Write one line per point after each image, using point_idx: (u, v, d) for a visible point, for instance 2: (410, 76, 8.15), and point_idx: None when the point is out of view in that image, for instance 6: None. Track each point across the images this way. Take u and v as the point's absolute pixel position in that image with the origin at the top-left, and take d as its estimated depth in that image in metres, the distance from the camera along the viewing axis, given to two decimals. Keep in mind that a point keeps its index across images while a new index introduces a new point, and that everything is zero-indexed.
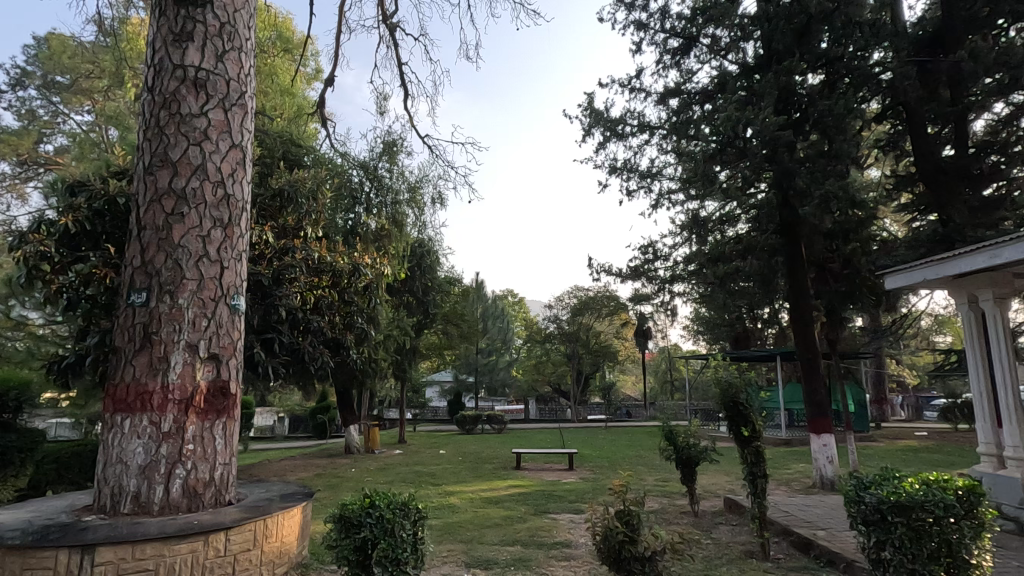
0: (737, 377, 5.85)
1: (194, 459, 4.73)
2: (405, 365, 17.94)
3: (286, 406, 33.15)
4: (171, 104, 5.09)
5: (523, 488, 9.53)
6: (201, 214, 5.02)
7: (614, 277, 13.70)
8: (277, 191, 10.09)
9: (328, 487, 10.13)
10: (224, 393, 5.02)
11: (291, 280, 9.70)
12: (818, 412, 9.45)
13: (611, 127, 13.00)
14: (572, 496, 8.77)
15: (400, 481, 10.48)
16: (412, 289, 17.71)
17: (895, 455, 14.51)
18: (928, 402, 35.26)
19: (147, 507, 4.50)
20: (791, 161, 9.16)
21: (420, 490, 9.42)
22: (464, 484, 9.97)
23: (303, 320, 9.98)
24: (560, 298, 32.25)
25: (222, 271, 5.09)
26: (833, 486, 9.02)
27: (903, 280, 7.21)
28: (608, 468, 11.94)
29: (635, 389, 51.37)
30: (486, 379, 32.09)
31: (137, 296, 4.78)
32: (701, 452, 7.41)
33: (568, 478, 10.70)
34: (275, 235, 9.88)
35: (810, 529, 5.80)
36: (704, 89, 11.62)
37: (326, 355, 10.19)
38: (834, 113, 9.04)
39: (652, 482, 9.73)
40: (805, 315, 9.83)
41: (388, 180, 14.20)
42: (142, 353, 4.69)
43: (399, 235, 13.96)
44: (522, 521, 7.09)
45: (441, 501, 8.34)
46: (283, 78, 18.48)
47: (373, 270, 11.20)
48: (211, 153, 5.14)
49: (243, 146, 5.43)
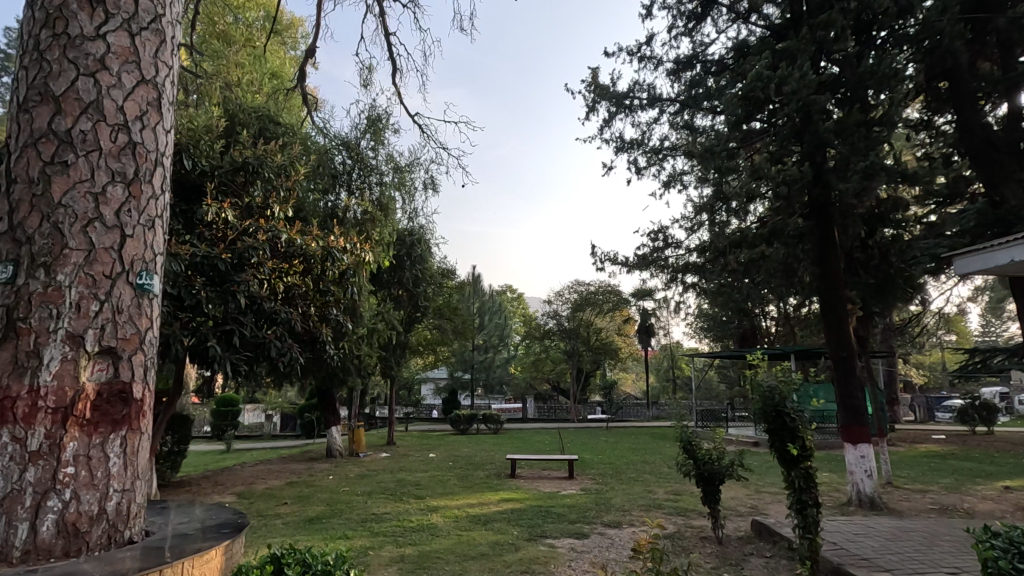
0: (782, 381, 4.58)
1: (75, 487, 3.58)
2: (393, 361, 16.76)
3: (278, 403, 32.14)
4: (55, 22, 3.90)
5: (518, 503, 8.34)
6: (93, 164, 3.86)
7: (619, 267, 12.48)
8: (240, 164, 8.89)
9: (297, 499, 8.95)
10: (125, 399, 3.86)
11: (255, 265, 8.46)
12: (853, 418, 8.27)
13: (617, 100, 11.84)
14: (573, 513, 7.62)
15: (379, 493, 9.30)
16: (401, 280, 16.47)
17: (924, 462, 13.31)
18: (940, 402, 34.02)
19: (3, 555, 3.32)
20: (825, 131, 7.93)
21: (399, 505, 8.24)
22: (451, 497, 8.79)
23: (271, 311, 8.70)
24: (559, 293, 31.01)
25: (124, 241, 3.92)
26: (872, 504, 7.86)
27: (978, 263, 6.03)
28: (612, 477, 10.81)
29: (636, 388, 50.15)
30: (483, 376, 30.80)
31: (2, 270, 3.62)
32: (727, 468, 6.21)
33: (569, 490, 9.53)
34: (237, 213, 8.66)
35: (871, 570, 4.65)
36: (722, 59, 10.46)
37: (296, 351, 8.90)
38: (877, 77, 7.78)
39: (663, 498, 8.56)
40: (840, 306, 8.61)
41: (373, 160, 13.32)
42: (4, 346, 3.53)
43: (385, 222, 12.72)
44: (513, 549, 5.95)
45: (420, 522, 7.15)
46: (267, 57, 17.38)
47: (352, 256, 10.07)
48: (109, 88, 3.97)
49: (157, 84, 4.26)
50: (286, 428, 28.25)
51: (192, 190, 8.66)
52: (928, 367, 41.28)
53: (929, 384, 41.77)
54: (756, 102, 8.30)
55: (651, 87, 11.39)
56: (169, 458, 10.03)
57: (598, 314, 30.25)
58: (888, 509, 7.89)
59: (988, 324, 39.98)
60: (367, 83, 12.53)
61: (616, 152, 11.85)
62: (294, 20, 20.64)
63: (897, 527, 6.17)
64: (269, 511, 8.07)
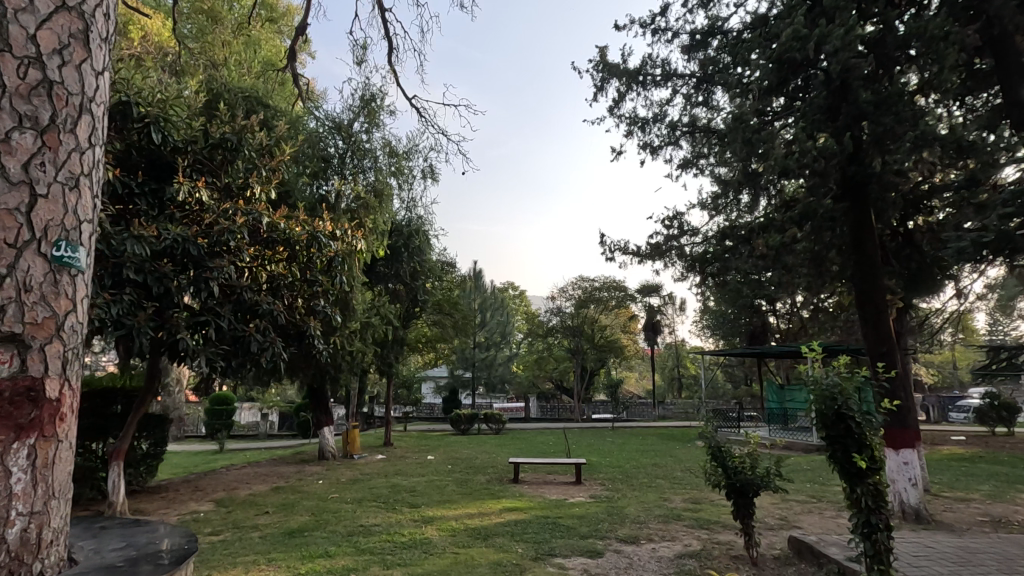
0: (844, 378, 3.80)
1: None
2: (390, 358, 16.00)
3: (276, 401, 31.51)
4: None
5: (522, 513, 7.54)
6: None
7: (629, 257, 11.74)
8: (217, 141, 8.05)
9: (279, 508, 8.14)
10: (33, 400, 2.71)
11: (233, 251, 7.69)
12: (895, 421, 7.48)
13: (628, 78, 11.04)
14: (584, 526, 6.84)
15: (370, 500, 8.50)
16: (398, 273, 15.67)
17: (954, 467, 12.45)
18: (954, 401, 33.10)
19: None
20: (866, 101, 7.06)
21: (391, 515, 7.44)
22: (447, 507, 7.98)
23: (251, 302, 7.97)
24: (563, 290, 30.25)
25: (35, 203, 2.78)
26: (918, 516, 7.04)
27: None
28: (623, 483, 10.03)
29: (640, 386, 49.35)
30: (485, 374, 29.82)
31: None
32: (763, 480, 5.38)
33: (578, 498, 8.71)
34: (213, 193, 7.86)
35: None
36: (739, 30, 9.69)
37: (278, 346, 8.10)
38: (925, 39, 6.84)
39: (682, 508, 7.77)
40: (878, 297, 7.82)
41: (367, 144, 12.48)
42: None
43: (380, 209, 11.89)
44: (517, 571, 5.16)
45: (413, 536, 6.38)
46: (260, 42, 16.62)
47: (342, 243, 9.33)
48: (18, 11, 2.81)
49: (85, 14, 3.10)
50: (282, 426, 27.56)
51: (163, 167, 7.77)
52: (938, 366, 40.23)
53: (940, 383, 40.80)
54: (791, 66, 7.42)
55: (665, 62, 10.62)
56: (144, 462, 9.28)
57: (603, 311, 29.57)
58: (935, 521, 7.07)
59: (996, 324, 39.00)
60: (361, 61, 11.72)
61: (628, 134, 11.09)
62: (290, 7, 19.93)
63: (960, 548, 5.36)
64: (245, 522, 7.26)
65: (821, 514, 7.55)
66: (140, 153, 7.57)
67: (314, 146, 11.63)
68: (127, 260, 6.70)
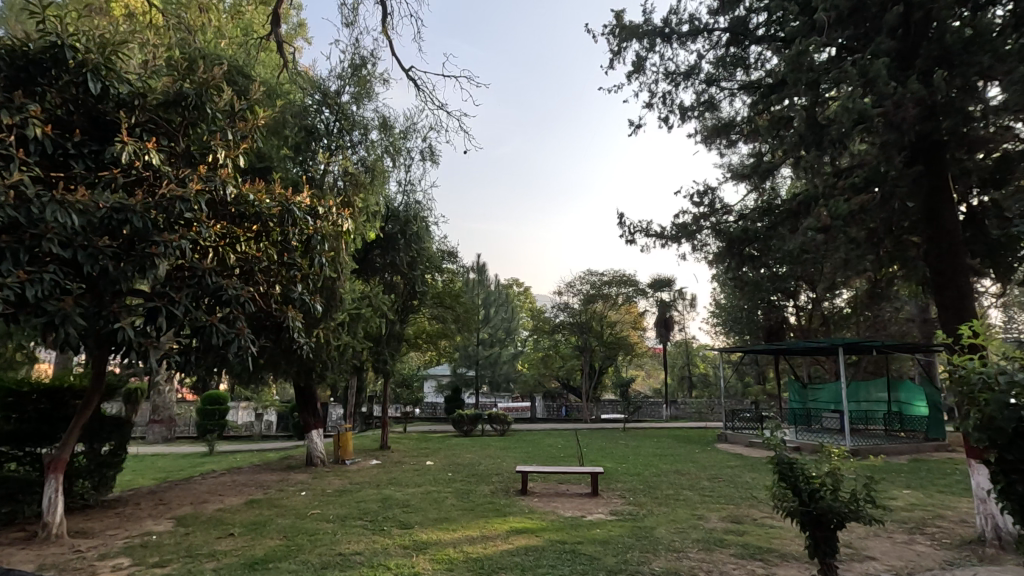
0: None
1: None
2: (386, 354, 14.78)
3: (272, 400, 30.28)
4: None
5: (533, 538, 6.30)
6: None
7: (653, 239, 10.52)
8: (174, 96, 6.83)
9: (248, 529, 6.93)
10: None
11: (191, 222, 6.49)
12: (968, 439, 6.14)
13: (649, 38, 9.87)
14: (611, 556, 5.59)
15: (354, 519, 7.29)
16: (394, 263, 14.40)
17: None
18: None
19: None
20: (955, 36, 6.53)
21: (377, 541, 6.22)
22: (445, 528, 6.76)
23: (214, 287, 6.71)
24: (570, 284, 28.84)
25: None
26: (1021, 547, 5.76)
27: None
28: (645, 495, 8.82)
29: (646, 384, 48.12)
30: (488, 373, 28.69)
31: None
32: (852, 509, 4.11)
33: (597, 515, 7.50)
34: (164, 157, 6.62)
35: None
36: None
37: (246, 339, 6.77)
38: None
39: (723, 531, 6.52)
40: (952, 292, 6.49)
41: (357, 116, 11.27)
42: None
43: (371, 188, 10.70)
44: None
45: (401, 570, 5.16)
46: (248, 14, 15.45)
47: (326, 221, 8.11)
48: None
49: None
50: (279, 426, 26.40)
51: (108, 127, 6.55)
52: None
53: None
54: None
55: (693, 16, 9.43)
56: (97, 472, 8.08)
57: (610, 307, 28.26)
58: None
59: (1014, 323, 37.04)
60: (350, 21, 10.47)
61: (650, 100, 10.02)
62: None
63: None
64: (202, 549, 6.04)
65: (891, 540, 6.28)
66: (78, 109, 6.34)
67: (297, 117, 10.44)
68: (48, 231, 5.41)
